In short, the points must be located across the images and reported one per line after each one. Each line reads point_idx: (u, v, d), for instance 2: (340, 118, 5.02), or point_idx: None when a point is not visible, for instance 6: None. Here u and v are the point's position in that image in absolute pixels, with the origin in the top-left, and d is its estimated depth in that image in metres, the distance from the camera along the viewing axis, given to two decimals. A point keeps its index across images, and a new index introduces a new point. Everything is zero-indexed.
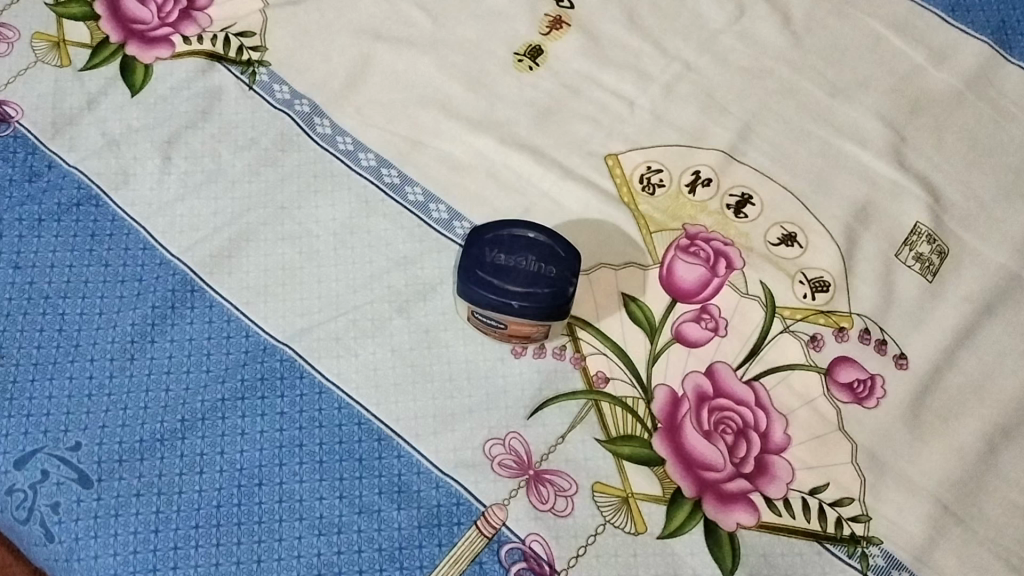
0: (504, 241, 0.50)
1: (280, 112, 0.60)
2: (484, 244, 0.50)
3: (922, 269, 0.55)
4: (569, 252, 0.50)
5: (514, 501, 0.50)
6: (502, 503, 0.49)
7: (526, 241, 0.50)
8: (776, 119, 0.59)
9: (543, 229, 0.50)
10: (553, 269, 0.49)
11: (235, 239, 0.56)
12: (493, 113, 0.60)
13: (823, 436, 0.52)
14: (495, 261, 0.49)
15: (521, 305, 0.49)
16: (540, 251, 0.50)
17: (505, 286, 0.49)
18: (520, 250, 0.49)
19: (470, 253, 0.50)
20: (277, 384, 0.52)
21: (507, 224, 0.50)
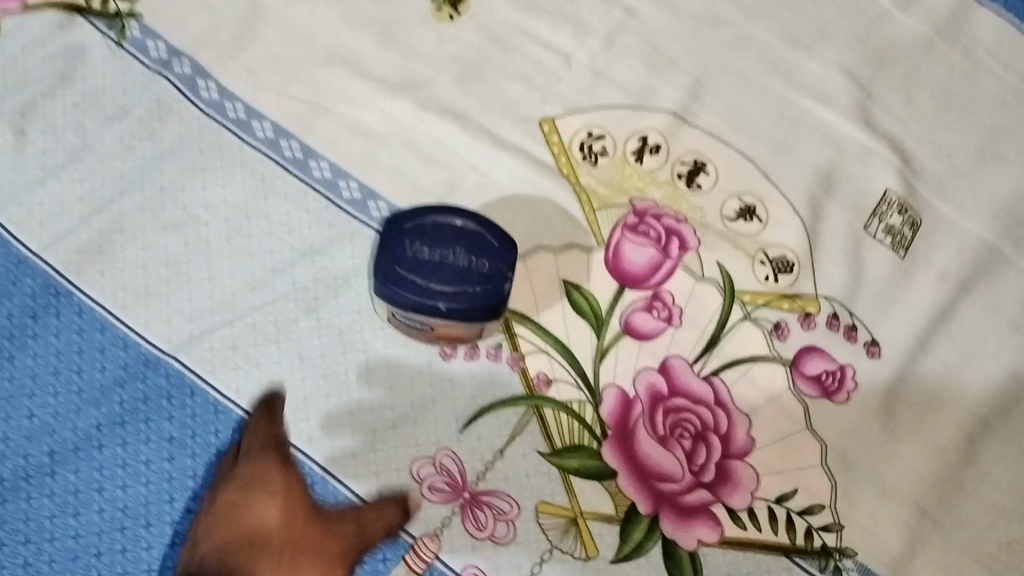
0: (427, 232, 0.42)
1: (156, 75, 0.50)
2: (404, 235, 0.42)
3: (893, 244, 0.50)
4: (503, 243, 0.43)
5: (448, 531, 0.44)
6: (433, 533, 0.43)
7: (454, 231, 0.43)
8: (732, 73, 0.52)
9: (472, 217, 0.43)
10: (487, 264, 0.42)
11: (108, 230, 0.48)
12: (409, 72, 0.51)
13: (790, 437, 0.46)
14: (418, 256, 0.42)
15: (448, 307, 0.42)
16: (470, 242, 0.42)
17: (430, 285, 0.42)
18: (447, 242, 0.42)
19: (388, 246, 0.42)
20: (163, 405, 0.45)
21: (430, 211, 0.43)
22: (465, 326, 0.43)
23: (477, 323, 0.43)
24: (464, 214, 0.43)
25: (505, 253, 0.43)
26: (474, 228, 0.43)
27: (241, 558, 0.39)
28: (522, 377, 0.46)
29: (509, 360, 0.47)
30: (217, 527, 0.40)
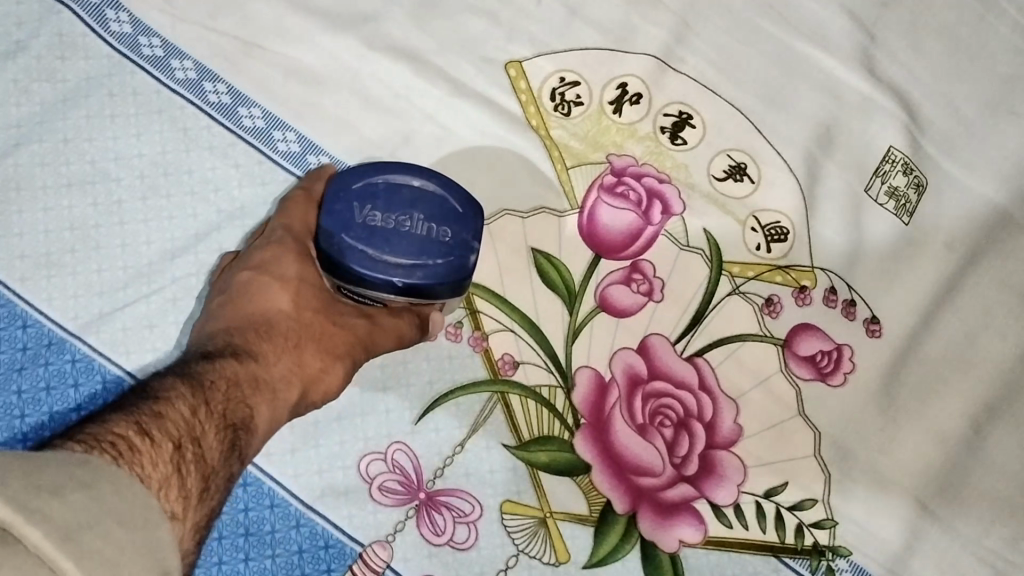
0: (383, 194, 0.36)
1: (58, 4, 0.43)
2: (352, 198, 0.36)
3: (896, 209, 0.45)
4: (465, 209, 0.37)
5: (401, 537, 0.39)
6: (385, 540, 0.38)
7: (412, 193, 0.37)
8: (721, 12, 0.46)
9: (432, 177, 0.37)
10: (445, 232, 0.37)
11: (0, 189, 0.41)
12: (354, 3, 0.44)
13: (781, 425, 0.42)
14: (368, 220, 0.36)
15: (406, 283, 0.36)
16: (429, 206, 0.37)
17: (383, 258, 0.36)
18: (404, 205, 0.36)
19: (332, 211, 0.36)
20: (69, 394, 0.39)
21: (383, 168, 0.37)
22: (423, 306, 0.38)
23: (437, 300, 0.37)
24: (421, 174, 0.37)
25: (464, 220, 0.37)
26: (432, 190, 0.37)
27: (246, 337, 0.35)
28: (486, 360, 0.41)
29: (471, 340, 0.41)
30: (225, 309, 0.36)
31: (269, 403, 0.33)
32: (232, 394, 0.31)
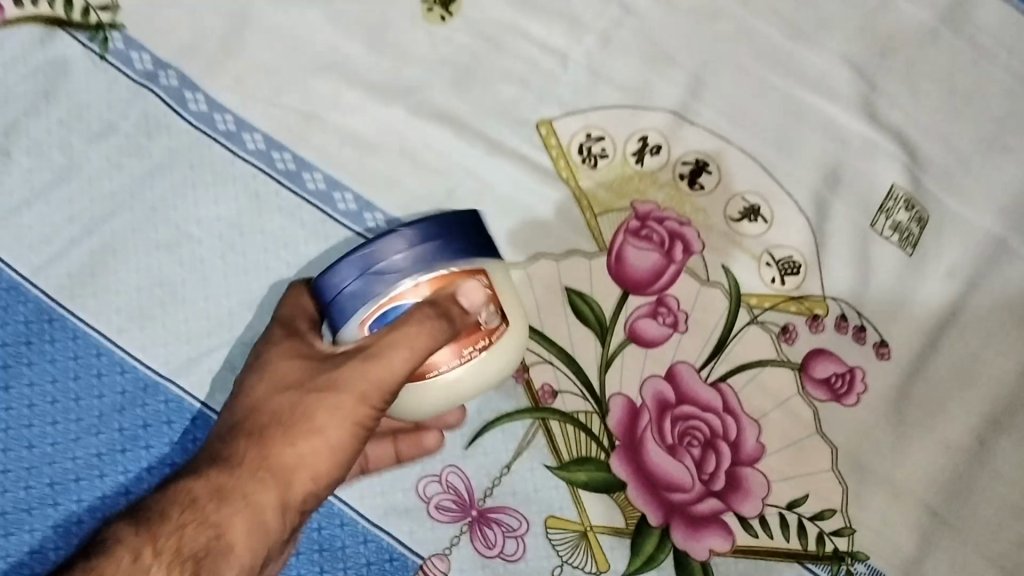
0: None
1: (143, 88, 0.49)
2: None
3: (900, 241, 0.49)
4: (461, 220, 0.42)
5: (456, 550, 0.44)
6: (442, 553, 0.43)
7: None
8: (732, 69, 0.51)
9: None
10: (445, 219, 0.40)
11: (99, 252, 0.46)
12: (401, 76, 0.50)
13: (801, 442, 0.46)
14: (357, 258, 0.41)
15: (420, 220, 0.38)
16: None
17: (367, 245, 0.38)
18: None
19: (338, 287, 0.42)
20: (164, 431, 0.45)
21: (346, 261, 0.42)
22: (443, 275, 0.38)
23: (450, 264, 0.38)
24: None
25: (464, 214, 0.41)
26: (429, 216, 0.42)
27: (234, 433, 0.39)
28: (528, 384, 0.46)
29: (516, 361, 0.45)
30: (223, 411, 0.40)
31: (241, 507, 0.37)
32: (190, 519, 0.37)
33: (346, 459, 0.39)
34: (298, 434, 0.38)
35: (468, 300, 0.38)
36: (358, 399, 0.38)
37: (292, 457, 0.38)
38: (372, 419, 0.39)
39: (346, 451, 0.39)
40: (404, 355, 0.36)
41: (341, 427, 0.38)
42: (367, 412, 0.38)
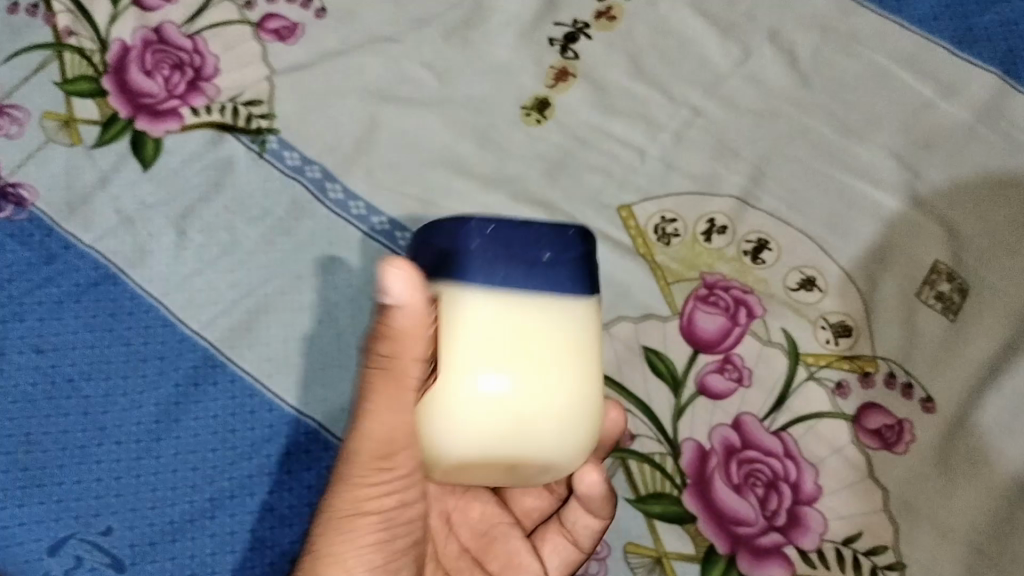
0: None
1: (292, 180, 0.59)
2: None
3: (943, 309, 0.55)
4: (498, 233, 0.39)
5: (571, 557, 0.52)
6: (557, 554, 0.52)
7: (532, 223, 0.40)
8: (788, 161, 0.59)
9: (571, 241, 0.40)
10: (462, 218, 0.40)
11: (254, 312, 0.56)
12: (504, 169, 0.60)
13: (854, 485, 0.52)
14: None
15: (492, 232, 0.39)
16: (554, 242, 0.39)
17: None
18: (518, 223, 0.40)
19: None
20: (304, 458, 0.53)
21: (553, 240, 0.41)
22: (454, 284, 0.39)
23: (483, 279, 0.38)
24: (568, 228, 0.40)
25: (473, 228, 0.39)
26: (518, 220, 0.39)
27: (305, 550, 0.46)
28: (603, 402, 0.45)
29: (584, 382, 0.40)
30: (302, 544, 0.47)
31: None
32: None
33: (368, 554, 0.43)
34: (315, 555, 0.43)
35: (410, 300, 0.37)
36: (359, 487, 0.43)
37: (314, 571, 0.43)
38: (375, 502, 0.43)
39: (365, 545, 0.43)
40: (382, 427, 0.40)
41: (353, 526, 0.43)
42: (371, 500, 0.43)
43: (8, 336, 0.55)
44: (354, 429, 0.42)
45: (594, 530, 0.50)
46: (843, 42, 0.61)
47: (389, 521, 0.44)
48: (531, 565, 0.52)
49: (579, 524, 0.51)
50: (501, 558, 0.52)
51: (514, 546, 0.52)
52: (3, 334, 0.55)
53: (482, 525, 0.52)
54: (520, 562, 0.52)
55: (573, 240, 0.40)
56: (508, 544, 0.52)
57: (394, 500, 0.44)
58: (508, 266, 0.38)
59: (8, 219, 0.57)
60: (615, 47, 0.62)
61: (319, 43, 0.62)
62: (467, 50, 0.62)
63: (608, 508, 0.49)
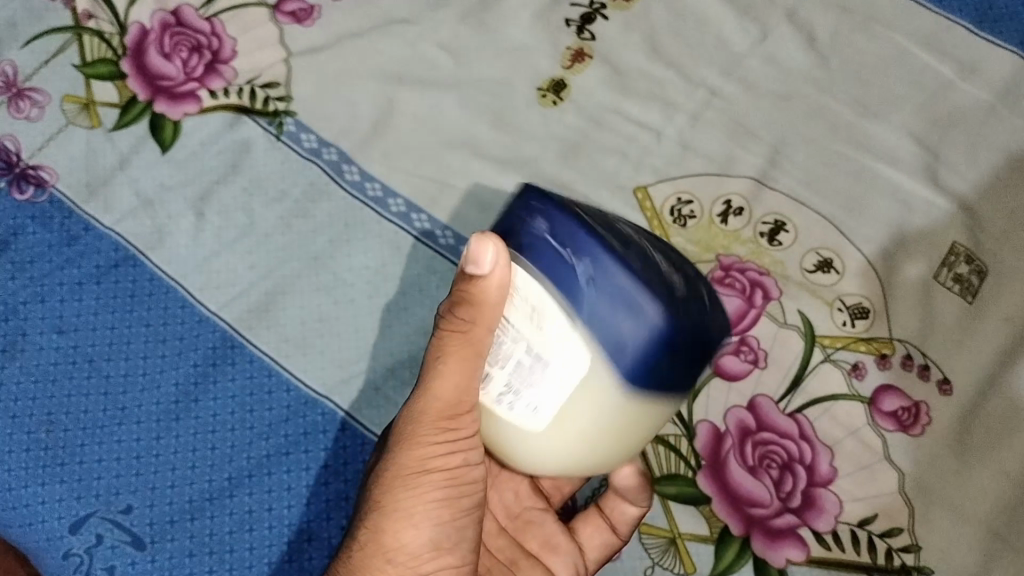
0: (648, 263, 0.38)
1: (309, 162, 0.59)
2: (682, 317, 0.38)
3: (961, 291, 0.54)
4: (546, 201, 0.38)
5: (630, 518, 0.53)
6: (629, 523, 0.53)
7: (619, 235, 0.38)
8: (806, 142, 0.58)
9: (606, 278, 0.36)
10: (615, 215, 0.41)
11: (272, 293, 0.56)
12: (519, 152, 0.60)
13: (870, 467, 0.52)
14: (672, 290, 0.38)
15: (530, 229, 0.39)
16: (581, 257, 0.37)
17: (640, 236, 0.40)
18: (645, 249, 0.39)
19: (707, 335, 0.39)
20: (320, 438, 0.54)
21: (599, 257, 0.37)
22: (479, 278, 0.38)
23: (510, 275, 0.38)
24: (623, 268, 0.37)
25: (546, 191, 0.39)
26: (586, 217, 0.37)
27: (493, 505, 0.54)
28: (599, 415, 0.39)
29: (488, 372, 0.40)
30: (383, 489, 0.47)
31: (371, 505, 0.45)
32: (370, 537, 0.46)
33: (435, 507, 0.44)
34: (379, 511, 0.43)
35: (492, 272, 0.37)
36: (424, 440, 0.43)
37: (381, 527, 0.43)
38: (441, 459, 0.44)
39: (431, 499, 0.44)
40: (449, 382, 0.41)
41: (418, 483, 0.44)
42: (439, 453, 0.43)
43: (30, 317, 0.55)
44: (419, 389, 0.43)
45: (631, 517, 0.51)
46: (861, 22, 0.60)
47: (453, 480, 0.44)
48: (567, 545, 0.54)
49: (618, 510, 0.51)
50: (539, 540, 0.54)
51: (549, 529, 0.54)
52: (27, 316, 0.55)
53: (520, 508, 0.55)
54: (555, 544, 0.54)
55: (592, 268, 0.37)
56: (545, 527, 0.54)
57: (463, 458, 0.44)
58: (522, 211, 0.39)
59: (30, 202, 0.58)
60: (632, 27, 0.62)
61: (335, 24, 0.62)
62: (483, 31, 0.62)
63: (641, 487, 0.50)
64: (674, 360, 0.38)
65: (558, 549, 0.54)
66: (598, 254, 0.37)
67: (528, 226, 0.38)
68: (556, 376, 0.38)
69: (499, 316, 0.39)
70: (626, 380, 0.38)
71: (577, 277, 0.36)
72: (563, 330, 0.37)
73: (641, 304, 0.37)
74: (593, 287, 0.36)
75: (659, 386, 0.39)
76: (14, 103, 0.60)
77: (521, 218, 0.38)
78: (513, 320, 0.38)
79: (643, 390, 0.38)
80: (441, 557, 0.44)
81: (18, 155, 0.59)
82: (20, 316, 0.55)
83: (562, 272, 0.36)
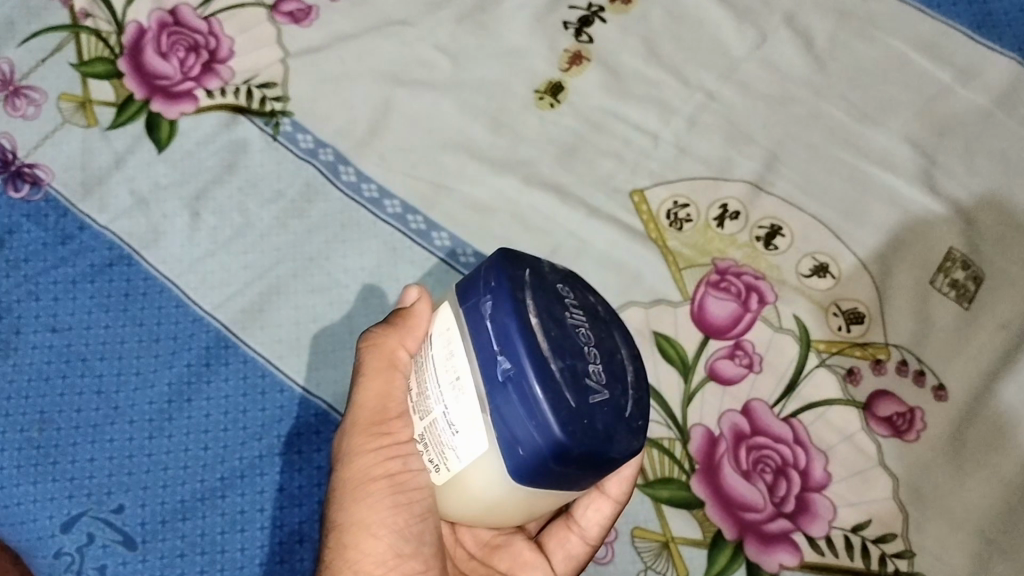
0: (574, 370, 0.36)
1: (305, 162, 0.59)
2: (584, 430, 0.35)
3: (958, 296, 0.55)
4: (502, 281, 0.36)
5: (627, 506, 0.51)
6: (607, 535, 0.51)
7: (556, 332, 0.36)
8: (803, 147, 0.59)
9: (520, 382, 0.35)
10: (577, 296, 0.38)
11: (266, 293, 0.56)
12: (515, 153, 0.59)
13: (865, 472, 0.52)
14: (587, 396, 0.36)
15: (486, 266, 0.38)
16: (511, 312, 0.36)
17: (592, 334, 0.37)
18: (582, 351, 0.36)
19: (615, 450, 0.36)
20: (313, 438, 0.54)
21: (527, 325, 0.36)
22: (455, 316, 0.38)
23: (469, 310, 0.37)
24: (537, 373, 0.35)
25: (515, 265, 0.37)
26: (530, 314, 0.36)
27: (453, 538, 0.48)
28: (487, 493, 0.38)
29: (417, 432, 0.40)
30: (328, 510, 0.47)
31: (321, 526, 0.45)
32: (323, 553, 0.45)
33: (389, 514, 0.42)
34: (337, 528, 0.43)
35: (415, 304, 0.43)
36: (361, 455, 0.42)
37: (343, 543, 0.42)
38: (379, 466, 0.42)
39: (384, 507, 0.42)
40: (372, 394, 0.42)
41: (366, 493, 0.42)
42: (374, 465, 0.42)
43: (24, 315, 0.55)
44: (350, 412, 0.44)
45: (604, 516, 0.48)
46: (860, 28, 0.61)
47: (399, 486, 0.42)
48: (539, 563, 0.48)
49: (588, 509, 0.48)
50: (511, 557, 0.49)
51: (518, 547, 0.49)
52: (20, 313, 0.55)
53: (488, 534, 0.48)
54: (526, 560, 0.48)
55: (523, 322, 0.36)
56: (513, 547, 0.49)
57: (403, 463, 0.41)
58: (480, 275, 0.38)
59: (25, 200, 0.57)
60: (630, 31, 0.62)
61: (333, 25, 0.62)
62: (481, 32, 0.62)
63: (625, 484, 0.47)
64: (566, 464, 0.36)
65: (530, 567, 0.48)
66: (521, 356, 0.35)
67: (479, 300, 0.37)
68: (458, 449, 0.38)
69: (432, 372, 0.38)
70: (507, 472, 0.37)
71: (505, 334, 0.36)
72: (472, 408, 0.36)
73: (566, 376, 0.35)
74: (510, 387, 0.35)
75: (550, 483, 0.37)
76: (9, 101, 0.59)
77: (479, 281, 0.37)
78: (447, 378, 0.37)
79: (520, 483, 0.37)
80: (406, 562, 0.43)
81: (13, 153, 0.58)
82: (13, 314, 0.55)
83: (487, 360, 0.36)
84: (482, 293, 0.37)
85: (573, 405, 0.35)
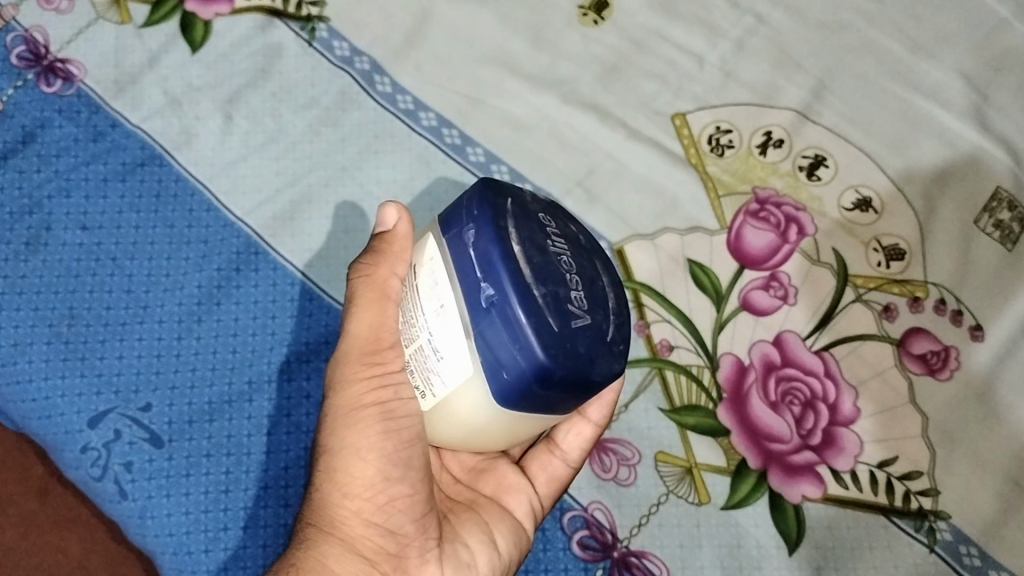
0: (556, 296, 0.35)
1: (340, 70, 0.58)
2: (566, 354, 0.35)
3: (1001, 237, 0.55)
4: (484, 209, 0.36)
5: (653, 431, 0.51)
6: (631, 464, 0.50)
7: (539, 260, 0.35)
8: (853, 77, 0.58)
9: (503, 307, 0.34)
10: (559, 226, 0.38)
11: (297, 202, 0.56)
12: (556, 70, 0.58)
13: (894, 409, 0.51)
14: (569, 321, 0.35)
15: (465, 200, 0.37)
16: (492, 239, 0.35)
17: (574, 263, 0.37)
18: (564, 277, 0.36)
19: (596, 372, 0.36)
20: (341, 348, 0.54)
21: (507, 253, 0.35)
22: (439, 243, 0.37)
23: (448, 240, 0.37)
24: (520, 299, 0.34)
25: (498, 195, 0.36)
26: (513, 242, 0.35)
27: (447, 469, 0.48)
28: (471, 414, 0.38)
29: (406, 361, 0.39)
30: None
31: None
32: None
33: (378, 440, 0.41)
34: (327, 452, 0.41)
35: (394, 228, 0.42)
36: (352, 383, 0.41)
37: (333, 467, 0.41)
38: (370, 393, 0.40)
39: (374, 432, 0.41)
40: (364, 322, 0.41)
41: (357, 418, 0.41)
42: (365, 392, 0.40)
43: (54, 212, 0.54)
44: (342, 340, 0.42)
45: (585, 439, 0.48)
46: None
47: (390, 412, 0.40)
48: (522, 483, 0.48)
49: (570, 433, 0.49)
50: (496, 483, 0.48)
51: (502, 471, 0.49)
52: (50, 210, 0.54)
53: (474, 459, 0.49)
54: (508, 483, 0.48)
55: (504, 250, 0.35)
56: (497, 471, 0.49)
57: (394, 392, 0.40)
58: (463, 205, 0.37)
59: (56, 94, 0.56)
60: None
61: None
62: None
63: (606, 407, 0.48)
64: (548, 387, 0.35)
65: (513, 490, 0.48)
66: (504, 282, 0.35)
67: (462, 228, 0.36)
68: (442, 373, 0.37)
69: (419, 301, 0.38)
70: (490, 393, 0.36)
71: (487, 260, 0.35)
72: (455, 330, 0.36)
73: (546, 303, 0.35)
74: (494, 312, 0.35)
75: (534, 408, 0.37)
76: None
77: (461, 210, 0.37)
78: (431, 305, 0.37)
79: (505, 407, 0.36)
80: (395, 486, 0.41)
81: (46, 47, 0.57)
82: (43, 211, 0.54)
83: (470, 287, 0.35)
84: (461, 224, 0.36)
85: (553, 331, 0.35)
